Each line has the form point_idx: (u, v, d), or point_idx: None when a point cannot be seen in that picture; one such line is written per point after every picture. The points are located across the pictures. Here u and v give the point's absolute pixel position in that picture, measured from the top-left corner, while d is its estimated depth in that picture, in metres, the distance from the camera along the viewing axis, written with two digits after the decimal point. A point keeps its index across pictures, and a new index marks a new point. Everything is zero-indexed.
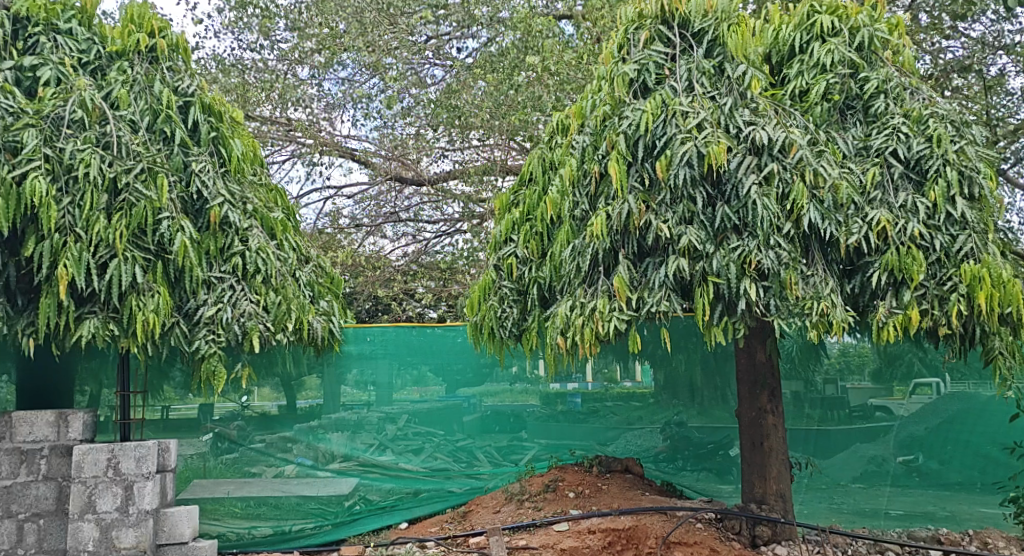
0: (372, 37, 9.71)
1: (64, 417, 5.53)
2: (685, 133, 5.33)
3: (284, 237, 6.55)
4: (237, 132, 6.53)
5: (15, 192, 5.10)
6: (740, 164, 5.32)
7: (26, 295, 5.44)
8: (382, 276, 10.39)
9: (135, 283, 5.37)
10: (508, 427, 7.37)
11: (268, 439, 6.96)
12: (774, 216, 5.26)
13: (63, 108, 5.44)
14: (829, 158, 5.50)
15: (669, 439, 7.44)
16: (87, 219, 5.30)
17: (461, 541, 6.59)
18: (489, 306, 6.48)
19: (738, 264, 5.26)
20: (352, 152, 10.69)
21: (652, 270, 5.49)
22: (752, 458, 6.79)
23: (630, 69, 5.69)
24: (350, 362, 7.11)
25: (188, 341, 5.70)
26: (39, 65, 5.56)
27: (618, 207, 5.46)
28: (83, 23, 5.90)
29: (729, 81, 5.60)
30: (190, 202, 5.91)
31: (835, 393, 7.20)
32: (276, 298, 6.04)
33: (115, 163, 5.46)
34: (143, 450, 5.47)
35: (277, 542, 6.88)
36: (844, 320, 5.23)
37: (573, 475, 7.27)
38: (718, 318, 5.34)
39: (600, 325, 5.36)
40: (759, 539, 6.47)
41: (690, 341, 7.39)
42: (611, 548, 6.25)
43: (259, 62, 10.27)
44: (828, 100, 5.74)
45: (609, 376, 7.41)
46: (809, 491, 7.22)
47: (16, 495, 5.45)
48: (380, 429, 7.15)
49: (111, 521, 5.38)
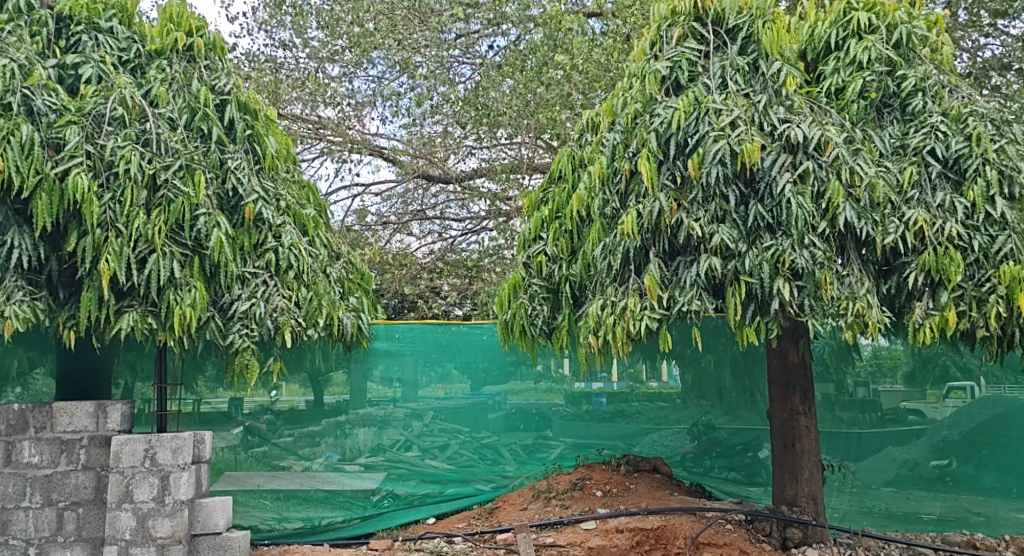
0: (402, 35, 9.94)
1: (103, 408, 5.63)
2: (718, 131, 5.28)
3: (315, 234, 6.67)
4: (272, 130, 6.62)
5: (58, 188, 5.18)
6: (774, 162, 5.28)
7: (68, 289, 5.55)
8: (409, 273, 10.48)
9: (173, 277, 5.45)
10: (534, 425, 7.36)
11: (296, 433, 7.02)
12: (809, 214, 5.21)
13: (104, 106, 5.52)
14: (866, 156, 5.45)
15: (697, 440, 7.41)
16: (127, 215, 5.37)
17: (489, 537, 6.65)
18: (519, 303, 6.46)
19: (772, 264, 5.22)
20: (381, 150, 10.78)
21: (683, 269, 5.47)
22: (783, 459, 6.74)
23: (662, 66, 5.64)
24: (377, 358, 7.16)
25: (222, 335, 5.75)
26: (81, 63, 5.63)
27: (649, 205, 5.45)
28: (123, 21, 5.98)
29: (764, 78, 5.56)
30: (226, 199, 5.98)
31: (866, 396, 7.11)
32: (308, 294, 6.14)
33: (154, 160, 5.55)
34: (180, 441, 5.55)
35: (306, 533, 6.97)
36: (881, 320, 5.22)
37: (601, 474, 7.21)
38: (750, 318, 5.32)
39: (632, 324, 5.37)
40: (790, 541, 6.48)
41: (719, 342, 7.34)
42: (640, 547, 6.31)
43: (291, 61, 10.37)
44: (865, 97, 5.67)
45: (634, 376, 7.37)
46: (839, 494, 7.17)
47: (56, 484, 5.54)
48: (406, 425, 7.18)
49: (148, 511, 5.46)
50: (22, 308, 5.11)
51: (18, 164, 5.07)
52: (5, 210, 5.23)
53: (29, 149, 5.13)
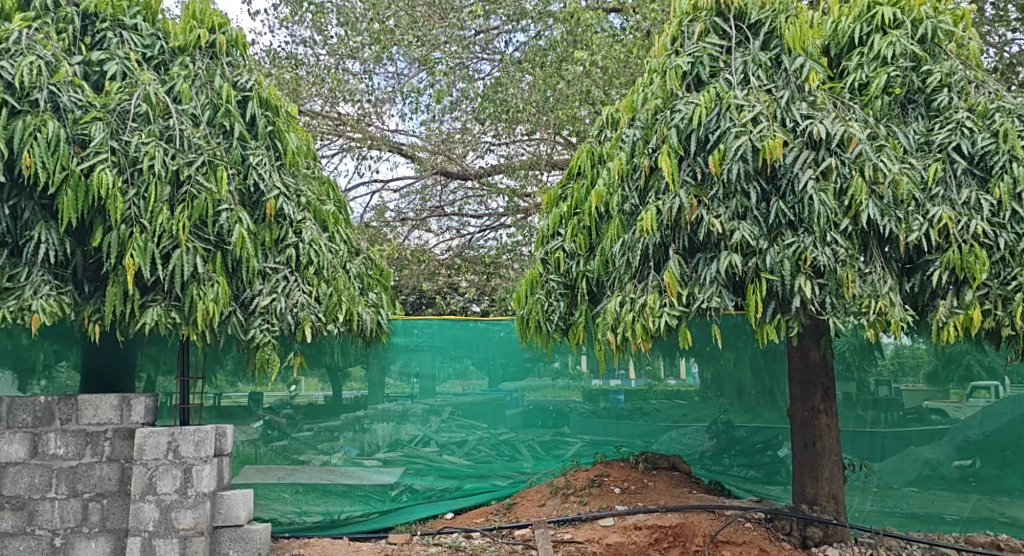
0: (422, 31, 9.95)
1: (127, 400, 5.68)
2: (739, 127, 5.26)
3: (335, 230, 6.73)
4: (293, 127, 6.67)
5: (84, 183, 5.23)
6: (797, 159, 5.25)
7: (93, 283, 5.60)
8: (427, 269, 10.52)
9: (196, 272, 5.49)
10: (551, 421, 7.40)
11: (315, 428, 7.07)
12: (832, 211, 5.16)
13: (129, 102, 5.57)
14: (890, 152, 5.40)
15: (715, 438, 7.37)
16: (151, 211, 5.42)
17: (506, 533, 6.66)
18: (535, 300, 6.45)
19: (794, 261, 5.19)
20: (400, 147, 10.82)
21: (703, 266, 5.44)
22: (804, 458, 6.70)
23: (683, 61, 5.63)
24: (395, 353, 7.17)
25: (244, 330, 5.79)
26: (105, 60, 5.68)
27: (669, 202, 5.44)
28: (147, 18, 6.05)
29: (786, 74, 5.51)
30: (247, 194, 6.01)
31: (889, 395, 7.05)
32: (328, 289, 6.19)
33: (177, 156, 5.61)
34: (202, 434, 5.60)
35: (326, 527, 7.04)
36: (902, 318, 5.19)
37: (619, 471, 7.20)
38: (770, 316, 5.29)
39: (651, 321, 5.34)
40: (810, 540, 6.45)
41: (739, 340, 7.27)
42: (658, 544, 6.32)
43: (312, 58, 10.43)
44: (890, 93, 5.61)
45: (653, 373, 7.35)
46: (861, 494, 7.10)
47: (81, 475, 5.60)
48: (424, 420, 7.19)
49: (171, 503, 5.52)
50: (48, 301, 5.19)
51: (44, 161, 5.12)
52: (33, 205, 5.32)
53: (55, 146, 5.17)
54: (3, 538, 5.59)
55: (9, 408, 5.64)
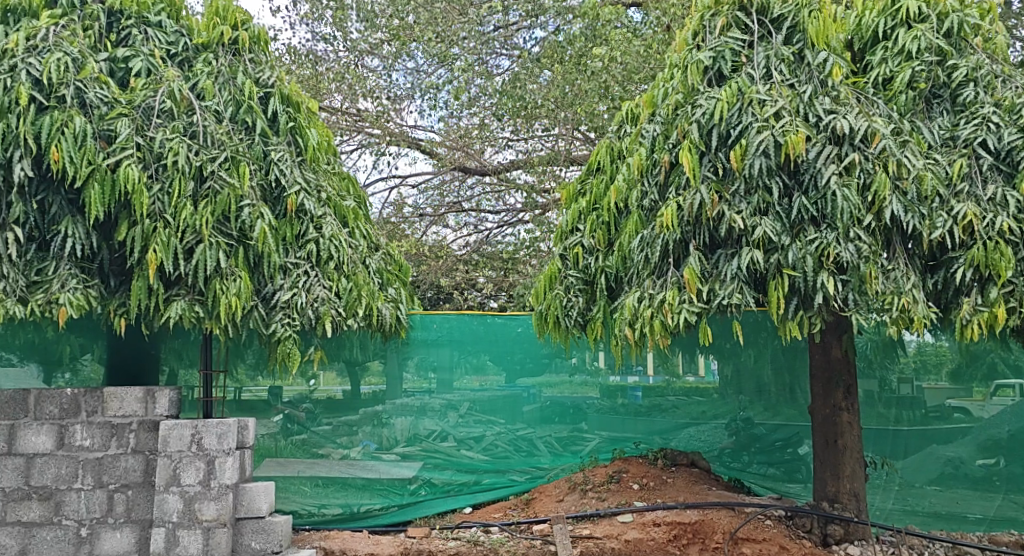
0: (440, 27, 9.86)
1: (152, 393, 5.74)
2: (762, 122, 5.23)
3: (355, 225, 6.77)
4: (313, 123, 6.69)
5: (111, 177, 5.30)
6: (820, 154, 5.20)
7: (119, 278, 5.67)
8: (445, 265, 10.52)
9: (219, 267, 5.54)
10: (569, 418, 7.38)
11: (334, 422, 7.10)
12: (855, 207, 5.14)
13: (153, 98, 5.62)
14: (914, 148, 5.35)
15: (735, 435, 7.34)
16: (175, 206, 5.47)
17: (525, 527, 6.67)
18: (554, 295, 6.44)
19: (816, 257, 5.16)
20: (418, 143, 10.85)
21: (724, 262, 5.42)
22: (825, 455, 6.66)
23: (704, 56, 5.59)
24: (414, 348, 7.21)
25: (265, 324, 5.84)
26: (131, 57, 5.74)
27: (690, 198, 5.40)
28: (172, 15, 6.08)
29: (809, 69, 5.48)
30: (269, 190, 6.05)
31: (910, 393, 6.99)
32: (347, 284, 6.22)
33: (201, 152, 5.64)
34: (225, 427, 5.65)
35: (346, 520, 7.08)
36: (926, 316, 5.13)
37: (638, 467, 7.16)
38: (793, 312, 5.25)
39: (669, 317, 5.33)
40: (831, 538, 6.42)
41: (760, 336, 7.24)
42: (677, 541, 6.29)
43: (331, 54, 10.47)
44: (914, 88, 5.56)
45: (671, 369, 7.31)
46: (883, 492, 7.04)
47: (107, 466, 5.67)
48: (442, 415, 7.23)
49: (195, 494, 5.58)
50: (75, 294, 5.25)
51: (72, 155, 5.19)
52: (60, 200, 5.39)
53: (82, 140, 5.25)
54: (30, 527, 5.65)
55: (36, 400, 5.70)
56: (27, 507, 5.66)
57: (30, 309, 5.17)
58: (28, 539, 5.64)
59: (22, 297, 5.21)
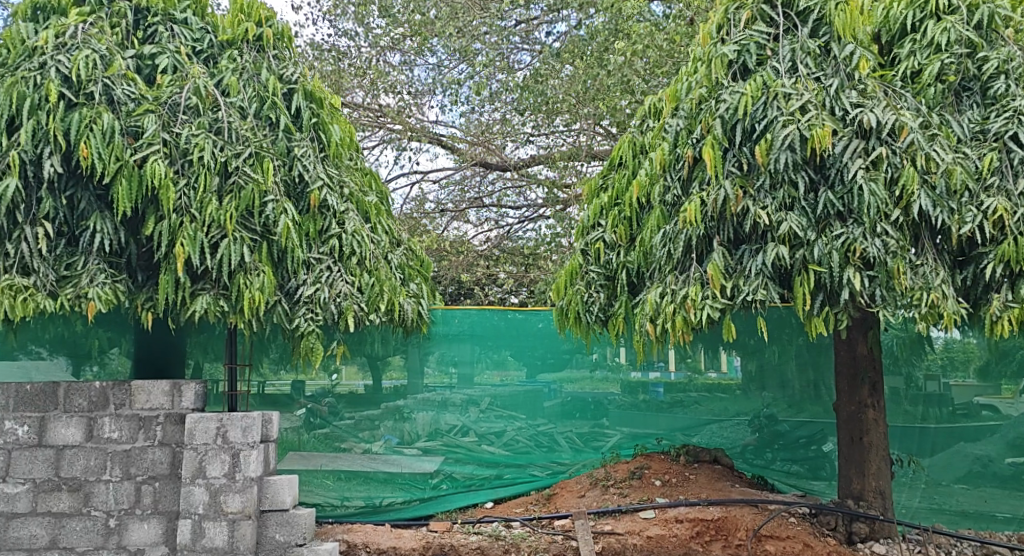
0: (462, 22, 9.89)
1: (178, 387, 5.80)
2: (787, 115, 5.16)
3: (377, 221, 6.80)
4: (336, 119, 6.72)
5: (138, 173, 5.35)
6: (847, 148, 5.15)
7: (146, 272, 5.73)
8: (466, 260, 10.66)
9: (243, 262, 5.58)
10: (589, 413, 7.36)
11: (356, 416, 7.15)
12: (882, 202, 5.07)
13: (179, 94, 5.67)
14: (943, 141, 5.28)
15: (758, 432, 7.28)
16: (201, 201, 5.52)
17: (546, 523, 6.68)
18: (575, 290, 6.42)
19: (842, 253, 5.11)
20: (440, 138, 10.87)
21: (749, 257, 5.39)
22: (851, 452, 6.59)
23: (729, 50, 5.53)
24: (435, 343, 7.22)
25: (289, 319, 5.88)
26: (157, 54, 5.79)
27: (714, 193, 5.37)
28: (197, 12, 6.12)
29: (836, 62, 5.41)
30: (292, 186, 6.09)
31: (937, 390, 6.91)
32: (369, 280, 6.24)
33: (225, 148, 5.67)
34: (250, 420, 5.71)
35: (368, 513, 7.12)
36: (955, 311, 5.06)
37: (660, 464, 7.15)
38: (819, 308, 5.22)
39: (692, 313, 5.30)
40: (856, 536, 6.37)
41: (785, 332, 7.17)
42: (699, 538, 6.26)
43: (353, 50, 10.50)
44: (942, 81, 5.50)
45: (694, 365, 7.26)
46: (909, 490, 6.96)
47: (134, 459, 5.74)
48: (463, 410, 7.23)
49: (220, 486, 5.64)
50: (104, 289, 5.31)
51: (100, 152, 5.26)
52: (89, 196, 5.47)
53: (110, 137, 5.30)
54: (59, 518, 5.72)
55: (66, 393, 5.76)
56: (56, 498, 5.72)
57: (60, 303, 5.24)
58: (58, 529, 5.71)
59: (52, 291, 5.28)
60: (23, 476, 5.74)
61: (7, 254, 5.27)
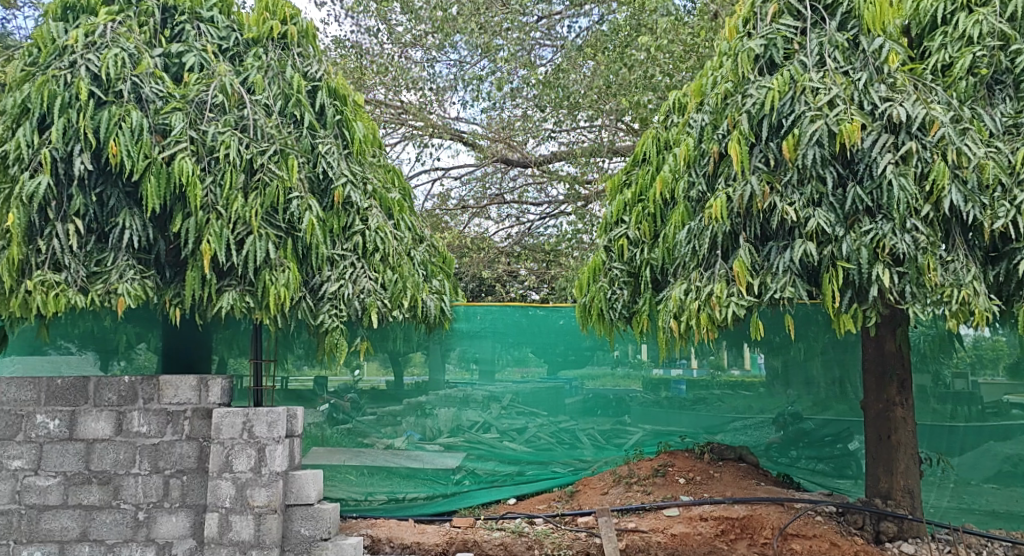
0: (484, 18, 9.86)
1: (205, 381, 5.86)
2: (815, 110, 5.10)
3: (400, 217, 6.81)
4: (359, 116, 6.73)
5: (166, 171, 5.41)
6: (875, 143, 5.09)
7: (174, 269, 5.78)
8: (487, 257, 10.66)
9: (269, 258, 5.61)
10: (611, 410, 7.31)
11: (379, 412, 7.17)
12: (912, 197, 5.01)
13: (206, 93, 5.70)
14: (975, 135, 5.20)
15: (782, 430, 7.23)
16: (227, 198, 5.54)
17: (569, 520, 6.66)
18: (598, 287, 6.35)
19: (871, 249, 5.05)
20: (461, 135, 10.89)
21: (776, 255, 5.33)
22: (878, 451, 6.53)
23: (756, 44, 5.48)
24: (456, 339, 7.22)
25: (314, 315, 5.92)
26: (184, 53, 5.84)
27: (740, 189, 5.34)
28: (223, 11, 6.15)
29: (864, 55, 5.34)
30: (317, 182, 6.12)
31: (965, 388, 6.82)
32: (393, 276, 6.26)
33: (251, 146, 5.70)
34: (275, 415, 5.74)
35: (391, 508, 7.15)
36: (987, 308, 4.97)
37: (684, 462, 7.17)
38: (847, 305, 5.16)
39: (717, 310, 5.27)
40: (883, 535, 6.31)
41: (811, 329, 7.10)
42: (724, 536, 6.23)
43: (376, 47, 10.53)
44: (975, 74, 5.41)
45: (716, 363, 7.21)
46: (938, 489, 6.88)
47: (163, 452, 5.80)
48: (485, 406, 7.23)
49: (246, 480, 5.69)
50: (133, 285, 5.37)
51: (129, 150, 5.32)
52: (118, 193, 5.52)
53: (139, 134, 5.37)
54: (89, 511, 5.78)
55: (95, 387, 5.84)
56: (87, 491, 5.78)
57: (90, 299, 5.30)
58: (89, 522, 5.77)
59: (82, 287, 5.35)
60: (54, 469, 5.80)
61: (39, 250, 5.33)
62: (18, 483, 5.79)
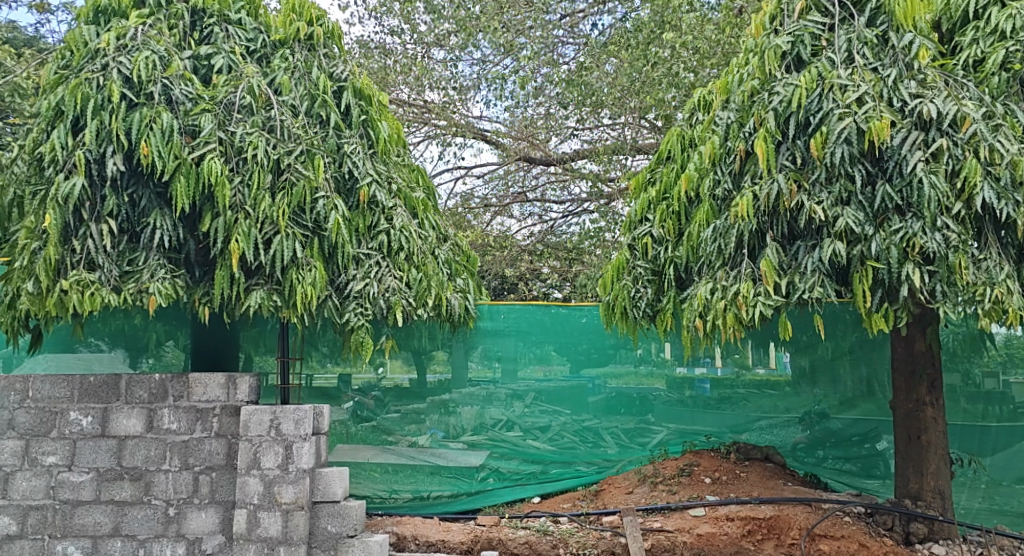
0: (508, 16, 9.87)
1: (233, 379, 5.91)
2: (844, 107, 5.06)
3: (425, 216, 6.84)
4: (384, 116, 6.75)
5: (195, 171, 5.47)
6: (905, 140, 5.04)
7: (203, 268, 5.85)
8: (510, 255, 10.62)
9: (296, 257, 5.65)
10: (635, 409, 7.29)
11: (403, 410, 7.19)
12: (943, 195, 4.94)
13: (234, 94, 5.73)
14: (1008, 132, 5.13)
15: (809, 430, 7.15)
16: (255, 198, 5.58)
17: (594, 519, 6.64)
18: (622, 285, 6.31)
19: (901, 248, 5.00)
20: (484, 134, 10.91)
21: (804, 254, 5.30)
22: (907, 451, 6.45)
23: (783, 41, 5.43)
24: (480, 337, 7.22)
25: (340, 313, 5.95)
26: (213, 54, 5.87)
27: (767, 187, 5.29)
28: (250, 12, 6.18)
29: (894, 51, 5.27)
30: (343, 181, 6.16)
31: (995, 387, 6.73)
32: (418, 274, 6.29)
33: (278, 146, 5.75)
34: (302, 413, 5.79)
35: (416, 506, 7.19)
36: (1021, 307, 4.91)
37: (710, 462, 7.14)
38: (878, 304, 5.11)
39: (745, 310, 5.24)
40: (913, 537, 6.24)
41: (838, 328, 7.05)
42: (751, 536, 6.21)
43: (400, 47, 10.57)
44: (1008, 69, 5.29)
45: (740, 361, 7.18)
46: (969, 491, 6.78)
47: (192, 449, 5.87)
48: (508, 404, 7.24)
49: (274, 477, 5.74)
50: (164, 284, 5.44)
51: (160, 151, 5.38)
52: (149, 193, 5.58)
53: (169, 135, 5.43)
54: (121, 506, 5.86)
55: (127, 384, 5.91)
56: (119, 487, 5.86)
57: (123, 298, 5.38)
58: (121, 517, 5.85)
59: (115, 286, 5.42)
60: (87, 465, 5.88)
61: (73, 250, 5.40)
62: (52, 478, 5.88)
